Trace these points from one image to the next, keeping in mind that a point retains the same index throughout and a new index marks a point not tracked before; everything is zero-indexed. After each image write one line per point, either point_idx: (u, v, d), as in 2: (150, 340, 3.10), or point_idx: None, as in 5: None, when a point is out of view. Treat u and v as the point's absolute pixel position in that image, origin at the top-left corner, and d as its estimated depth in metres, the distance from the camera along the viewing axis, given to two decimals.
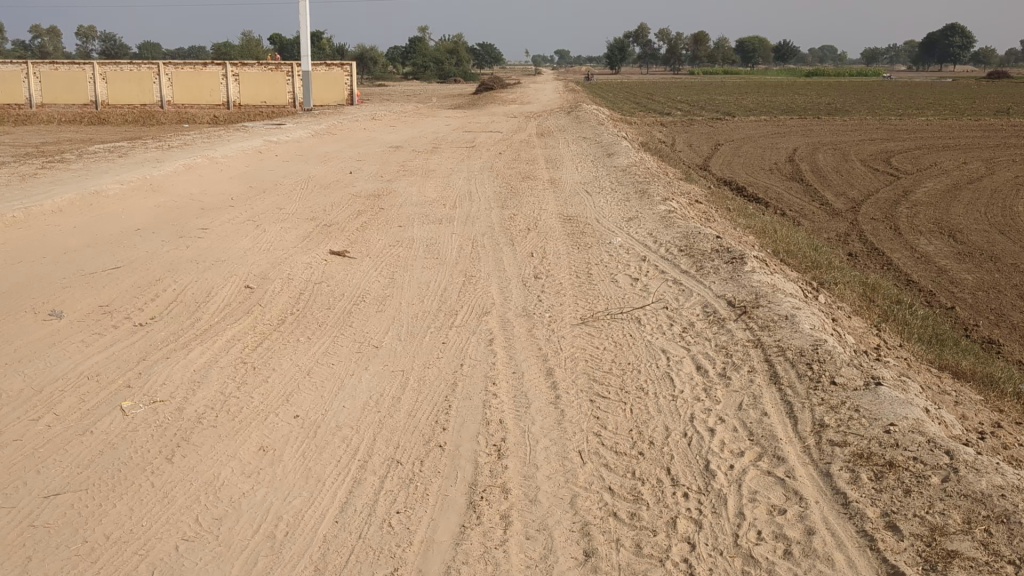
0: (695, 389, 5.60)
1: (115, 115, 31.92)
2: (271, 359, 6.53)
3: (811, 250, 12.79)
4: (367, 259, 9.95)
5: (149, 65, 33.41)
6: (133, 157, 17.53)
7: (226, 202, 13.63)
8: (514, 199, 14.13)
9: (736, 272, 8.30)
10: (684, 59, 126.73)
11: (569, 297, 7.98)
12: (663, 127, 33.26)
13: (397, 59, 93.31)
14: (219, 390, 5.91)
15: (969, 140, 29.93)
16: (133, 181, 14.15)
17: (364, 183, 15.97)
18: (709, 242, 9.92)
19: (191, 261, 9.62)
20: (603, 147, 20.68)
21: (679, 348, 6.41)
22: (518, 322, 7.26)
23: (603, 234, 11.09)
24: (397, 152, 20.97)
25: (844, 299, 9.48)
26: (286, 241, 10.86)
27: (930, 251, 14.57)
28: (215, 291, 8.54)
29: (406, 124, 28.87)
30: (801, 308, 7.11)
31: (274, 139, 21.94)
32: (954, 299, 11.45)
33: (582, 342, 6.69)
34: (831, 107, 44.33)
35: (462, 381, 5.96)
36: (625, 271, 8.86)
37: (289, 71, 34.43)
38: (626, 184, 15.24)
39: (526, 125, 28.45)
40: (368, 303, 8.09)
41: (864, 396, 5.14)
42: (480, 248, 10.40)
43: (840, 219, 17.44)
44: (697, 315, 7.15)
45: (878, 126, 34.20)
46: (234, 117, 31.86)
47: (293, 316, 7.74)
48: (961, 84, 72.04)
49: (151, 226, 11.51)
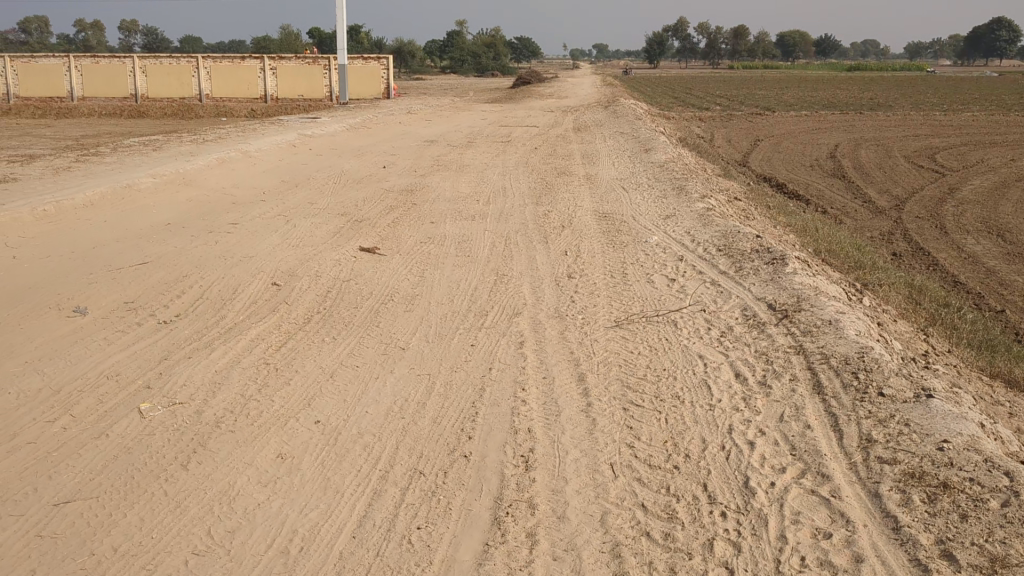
0: (733, 398, 5.33)
1: (153, 108, 32.05)
2: (295, 360, 6.34)
3: (853, 250, 12.44)
4: (398, 257, 9.77)
5: (188, 59, 33.56)
6: (168, 151, 17.50)
7: (258, 197, 13.50)
8: (549, 195, 13.90)
9: (777, 273, 8.00)
10: (723, 54, 125.57)
11: (603, 298, 7.73)
12: (702, 122, 32.82)
13: (435, 53, 93.39)
14: (239, 393, 5.74)
15: (1017, 137, 29.22)
16: (166, 175, 14.07)
17: (397, 178, 15.81)
18: (748, 241, 9.63)
19: (220, 257, 9.48)
20: (640, 142, 20.37)
21: (718, 354, 6.13)
22: (550, 324, 7.03)
23: (639, 232, 10.83)
24: (431, 146, 20.81)
25: (890, 302, 9.15)
26: (316, 237, 10.70)
27: (978, 252, 14.13)
28: (241, 289, 8.38)
29: (442, 118, 28.69)
30: (845, 312, 6.80)
31: (308, 133, 21.86)
32: (1004, 302, 11.05)
33: (616, 346, 6.44)
34: (873, 102, 43.60)
35: (490, 386, 5.74)
36: (662, 271, 8.59)
37: (326, 64, 34.41)
38: (664, 180, 14.93)
39: (562, 120, 28.17)
40: (397, 302, 7.89)
41: (914, 409, 4.85)
42: (513, 246, 10.18)
43: (884, 218, 17.01)
44: (736, 319, 6.86)
45: (922, 121, 33.53)
46: (271, 110, 31.86)
47: (320, 315, 7.56)
48: (1006, 79, 70.71)
49: (182, 221, 11.41)
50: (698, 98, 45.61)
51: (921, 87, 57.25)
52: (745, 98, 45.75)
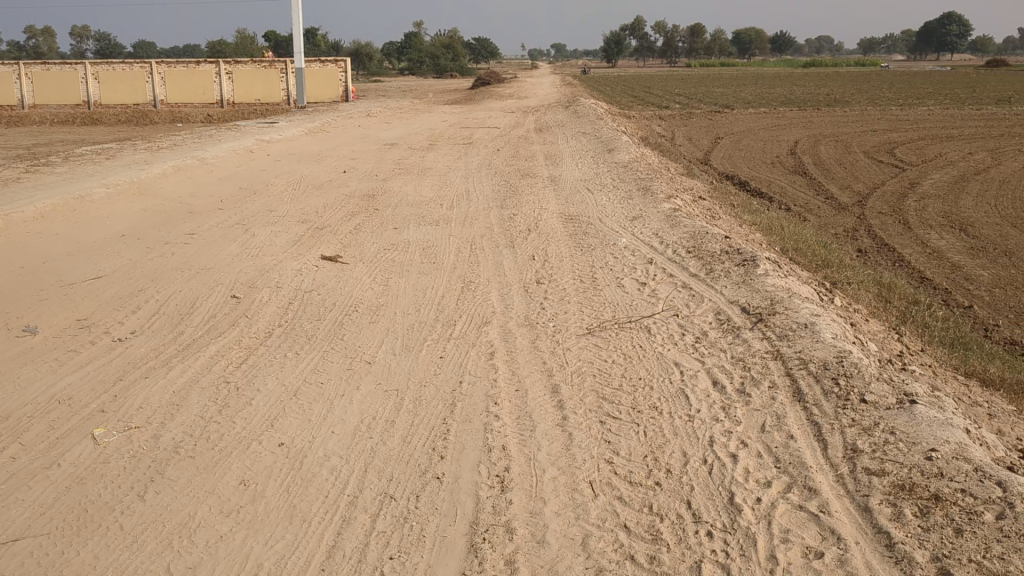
0: (712, 408, 5.18)
1: (107, 115, 31.46)
2: (257, 378, 6.10)
3: (820, 247, 12.38)
4: (361, 264, 9.54)
5: (141, 64, 33.02)
6: (122, 159, 17.12)
7: (216, 205, 13.20)
8: (513, 198, 13.71)
9: (749, 275, 7.87)
10: (680, 52, 126.24)
11: (573, 304, 7.55)
12: (663, 121, 32.81)
13: (393, 55, 92.99)
14: (199, 414, 5.49)
15: (974, 130, 29.52)
16: (119, 185, 13.73)
17: (358, 183, 15.55)
18: (717, 242, 9.51)
19: (177, 270, 9.20)
20: (602, 142, 20.26)
21: (694, 361, 5.98)
22: (521, 332, 6.85)
23: (606, 234, 10.68)
24: (392, 149, 20.55)
25: (861, 301, 9.07)
26: (276, 246, 10.43)
27: (942, 247, 14.15)
28: (199, 302, 8.12)
29: (402, 120, 28.41)
30: (820, 315, 6.68)
31: (266, 138, 21.48)
32: (971, 297, 11.04)
33: (589, 355, 6.27)
34: (831, 98, 43.92)
35: (461, 400, 5.54)
36: (632, 275, 8.44)
37: (283, 68, 33.94)
38: (628, 181, 14.83)
39: (523, 120, 28.02)
40: (361, 313, 7.66)
41: (898, 416, 4.72)
42: (478, 251, 9.98)
43: (847, 214, 17.03)
44: (710, 324, 6.72)
45: (879, 116, 33.80)
46: (228, 115, 31.39)
47: (282, 329, 7.33)
48: (959, 73, 71.72)
49: (136, 232, 11.10)
50: (656, 96, 45.73)
51: (876, 82, 57.77)
52: (703, 96, 45.91)
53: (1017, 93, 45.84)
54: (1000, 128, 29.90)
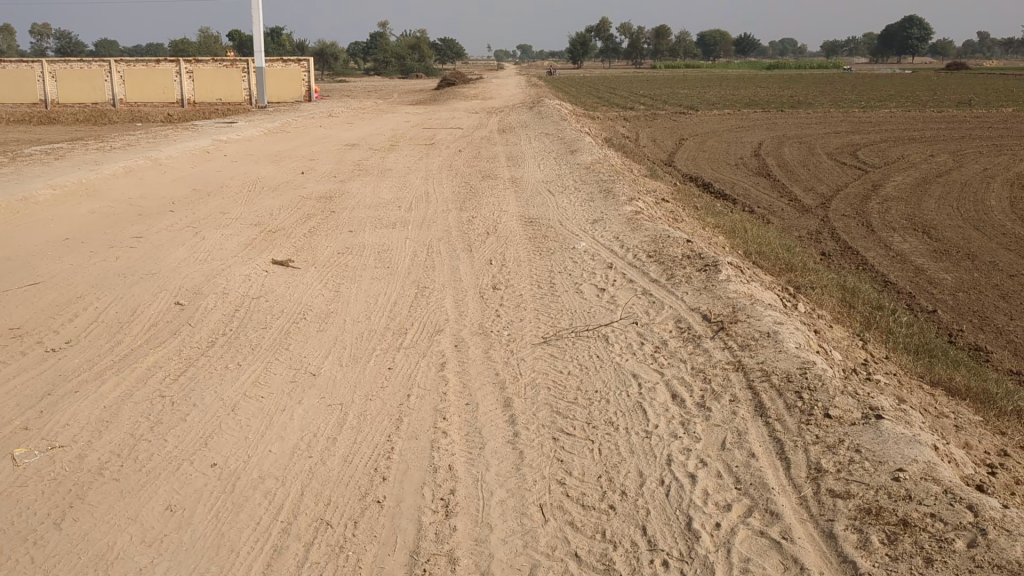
0: (670, 423, 4.93)
1: (64, 114, 30.80)
2: (194, 391, 5.78)
3: (784, 251, 12.24)
4: (312, 269, 9.24)
5: (100, 63, 32.41)
6: (72, 159, 16.66)
7: (166, 206, 12.81)
8: (474, 200, 13.45)
9: (711, 281, 7.66)
10: (646, 54, 126.68)
11: (530, 311, 7.29)
12: (627, 122, 32.70)
13: (359, 56, 92.53)
14: (129, 432, 5.16)
15: (936, 132, 29.66)
16: (67, 186, 13.30)
17: (315, 184, 15.21)
18: (678, 246, 9.30)
19: (120, 275, 8.83)
20: (565, 143, 20.07)
21: (653, 373, 5.74)
22: (474, 341, 6.58)
23: (566, 237, 10.44)
24: (352, 150, 20.20)
25: (824, 306, 8.91)
26: (226, 250, 10.09)
27: (905, 249, 14.07)
28: (141, 310, 7.76)
29: (364, 121, 28.04)
30: (784, 323, 6.48)
31: (223, 138, 21.05)
32: (935, 301, 10.93)
33: (544, 365, 6.01)
34: (794, 100, 44.07)
35: (409, 415, 5.26)
36: (591, 280, 8.21)
37: (244, 67, 33.42)
38: (590, 182, 14.60)
39: (487, 121, 27.78)
40: (309, 321, 7.35)
41: (863, 432, 4.50)
42: (435, 255, 9.70)
43: (810, 216, 16.93)
44: (670, 333, 6.48)
45: (842, 119, 33.88)
46: (187, 115, 30.87)
47: (225, 338, 7.01)
48: (921, 76, 72.27)
49: (82, 235, 10.72)
50: (621, 97, 45.75)
51: (839, 85, 58.09)
52: (669, 97, 45.91)
53: (979, 96, 46.29)
54: (961, 130, 30.06)
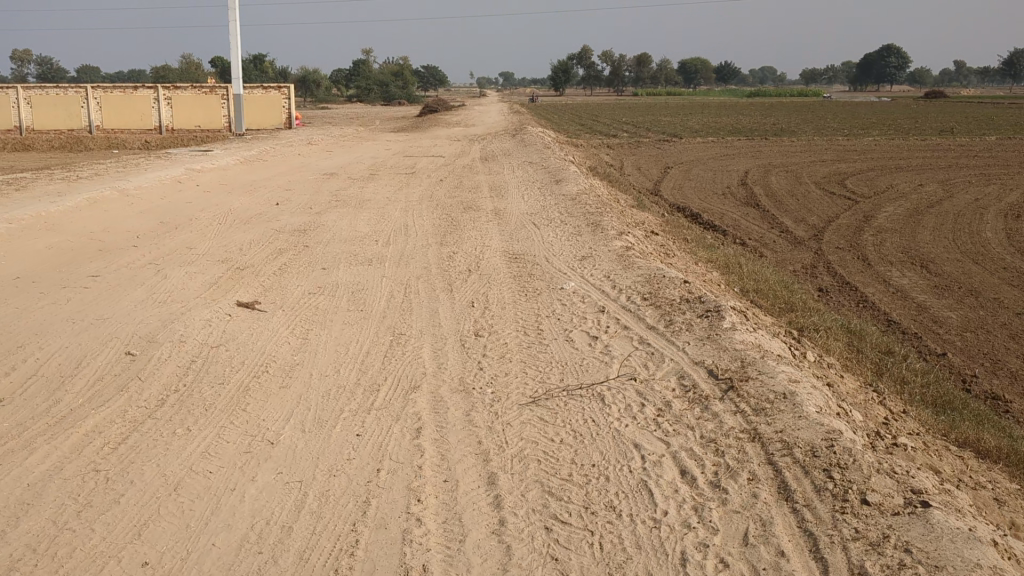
0: (681, 510, 4.28)
1: (39, 141, 29.98)
2: (133, 465, 5.04)
3: (781, 287, 11.62)
4: (279, 312, 8.51)
5: (76, 88, 31.68)
6: (35, 190, 15.89)
7: (130, 241, 12.08)
8: (455, 233, 12.78)
9: (714, 329, 7.01)
10: (627, 81, 127.20)
11: (516, 364, 6.60)
12: (611, 150, 32.22)
13: (341, 82, 92.24)
14: (50, 519, 4.44)
15: (924, 161, 29.24)
16: (26, 221, 12.57)
17: (290, 216, 14.52)
18: (675, 287, 8.64)
19: (68, 320, 8.08)
20: (550, 172, 19.46)
21: (657, 442, 5.06)
22: (455, 400, 5.88)
23: (553, 276, 9.77)
24: (330, 180, 19.51)
25: (831, 352, 8.27)
26: (189, 290, 9.38)
27: (905, 285, 13.49)
28: (87, 361, 7.02)
29: (343, 149, 27.37)
30: (799, 381, 5.82)
31: (197, 167, 20.31)
32: (943, 343, 10.32)
33: (533, 431, 5.31)
34: (777, 127, 43.82)
35: (378, 497, 4.56)
36: (582, 327, 7.53)
37: (223, 94, 32.78)
38: (576, 215, 13.94)
39: (470, 149, 27.18)
40: (271, 374, 6.62)
41: (912, 526, 3.89)
42: (412, 296, 9.01)
43: (803, 249, 16.36)
44: (673, 393, 5.80)
45: (827, 147, 33.52)
46: (164, 142, 30.12)
47: (176, 395, 6.27)
48: (903, 104, 72.18)
49: (36, 274, 9.98)
50: (604, 124, 45.34)
51: (822, 112, 58.03)
52: (650, 124, 45.66)
53: (962, 123, 46.20)
54: (950, 159, 29.65)
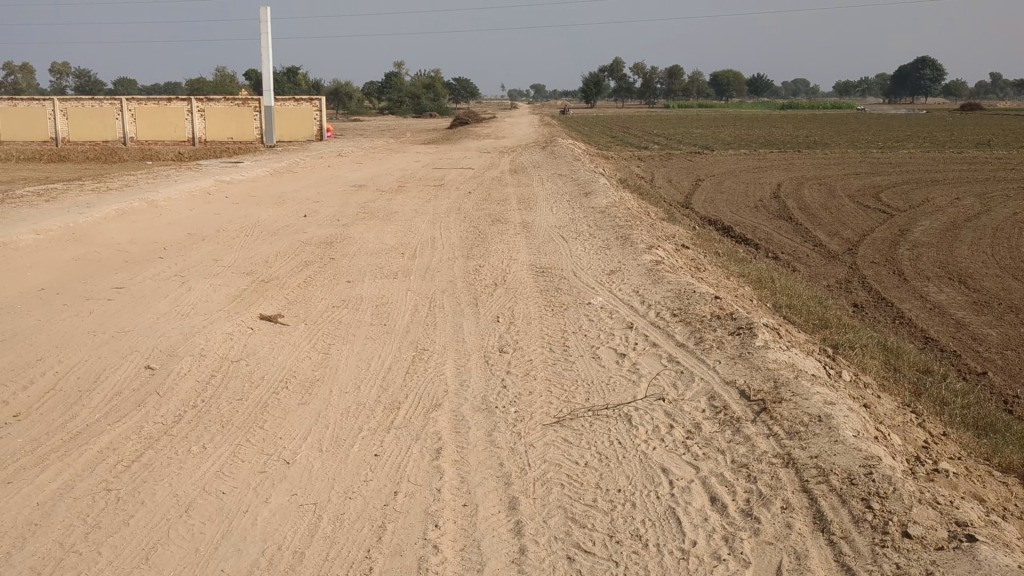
0: (710, 540, 4.09)
1: (74, 152, 30.23)
2: (145, 484, 4.90)
3: (815, 303, 11.37)
4: (301, 326, 8.38)
5: (110, 100, 31.97)
6: (65, 201, 15.92)
7: (157, 253, 12.04)
8: (482, 246, 12.64)
9: (746, 347, 6.79)
10: (659, 93, 126.85)
11: (540, 382, 6.42)
12: (641, 162, 31.98)
13: (373, 94, 92.68)
14: (57, 540, 4.31)
15: (960, 174, 28.74)
16: (55, 233, 12.57)
17: (317, 228, 14.44)
18: (705, 303, 8.42)
19: (89, 333, 8.00)
20: (579, 184, 19.28)
21: (685, 467, 4.86)
22: (477, 420, 5.70)
23: (580, 291, 9.58)
24: (359, 192, 19.44)
25: (866, 371, 8.01)
26: (212, 302, 9.28)
27: (943, 301, 13.17)
28: (106, 375, 6.91)
29: (373, 161, 27.35)
30: (835, 403, 5.59)
31: (226, 178, 20.33)
32: (983, 362, 10.01)
33: (557, 453, 5.13)
34: (810, 140, 43.37)
35: (394, 522, 4.39)
36: (609, 344, 7.33)
37: (255, 106, 32.95)
38: (605, 228, 13.74)
39: (499, 161, 27.08)
40: (291, 390, 6.46)
41: (957, 562, 3.67)
42: (436, 310, 8.86)
43: (837, 263, 16.06)
44: (702, 414, 5.59)
45: (861, 159, 33.08)
46: (196, 154, 30.28)
47: (194, 410, 6.13)
48: (937, 116, 71.34)
49: (61, 285, 9.93)
50: (635, 136, 45.14)
51: (856, 125, 57.42)
52: (681, 136, 45.36)
53: (998, 136, 45.51)
54: (986, 172, 29.13)
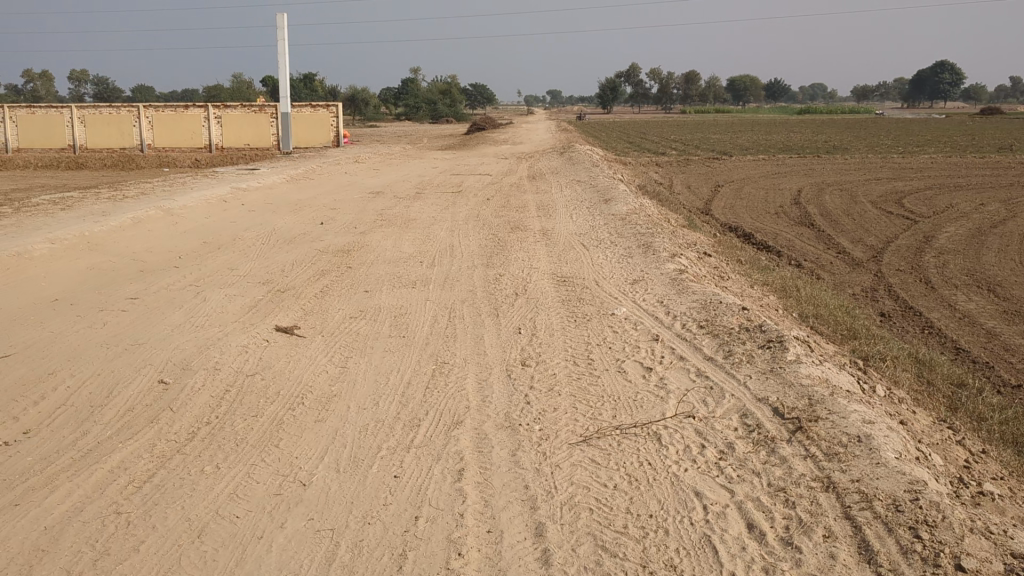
0: (750, 572, 3.87)
1: (93, 159, 30.23)
2: (157, 507, 4.72)
3: (842, 312, 11.11)
4: (318, 338, 8.20)
5: (128, 108, 31.98)
6: (81, 209, 15.80)
7: (173, 262, 11.91)
8: (501, 254, 12.44)
9: (778, 362, 6.56)
10: (675, 98, 126.44)
11: (565, 398, 6.20)
12: (660, 168, 31.72)
13: (390, 100, 92.74)
14: (64, 569, 4.14)
15: (984, 179, 28.35)
16: (71, 242, 12.45)
17: (334, 236, 14.28)
18: (732, 314, 8.19)
19: (102, 345, 7.84)
20: (598, 191, 19.06)
21: (720, 490, 4.63)
22: (500, 439, 5.49)
23: (603, 301, 9.36)
24: (377, 199, 19.30)
25: (899, 384, 7.76)
26: (228, 313, 9.12)
27: (972, 310, 12.88)
28: (119, 390, 6.74)
29: (390, 167, 27.21)
30: (874, 422, 5.36)
31: (242, 186, 20.21)
32: (1017, 374, 9.74)
33: (584, 475, 4.91)
34: (829, 144, 43.00)
35: (415, 550, 4.18)
36: (634, 357, 7.11)
37: (272, 112, 32.89)
38: (627, 236, 13.52)
39: (517, 167, 26.88)
40: (308, 407, 6.27)
41: None
42: (456, 321, 8.67)
43: (862, 271, 15.78)
44: (735, 433, 5.36)
45: (882, 164, 32.69)
46: (213, 161, 30.22)
47: (208, 428, 5.95)
48: (957, 120, 70.71)
49: (75, 296, 9.79)
50: (653, 142, 44.87)
51: (875, 130, 56.95)
52: (699, 142, 45.07)
53: (1020, 140, 45.02)
54: (1010, 178, 28.72)
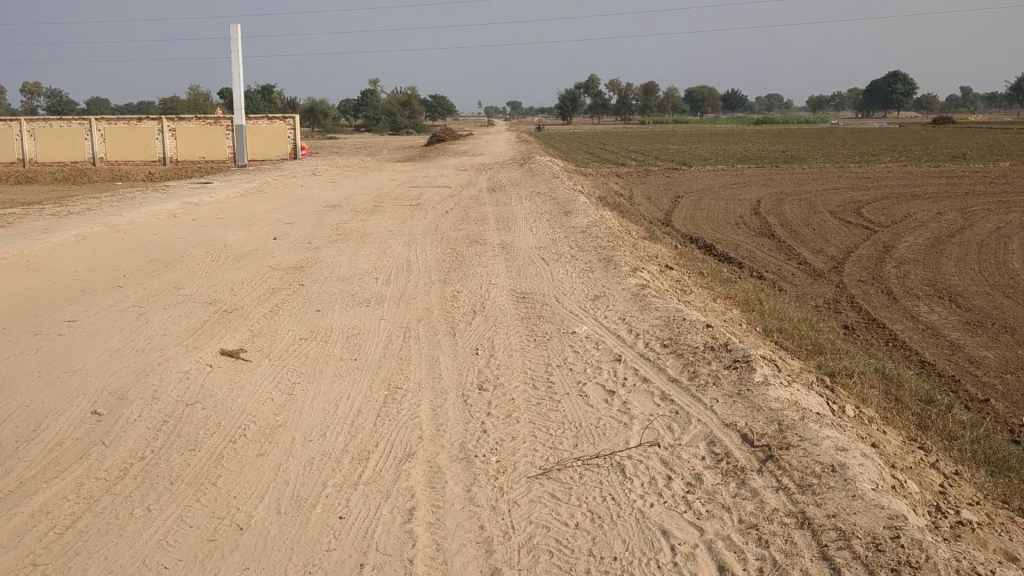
0: None
1: (41, 173, 29.50)
2: (78, 558, 4.32)
3: (806, 325, 10.92)
4: (264, 362, 7.81)
5: (79, 120, 31.28)
6: (24, 226, 15.26)
7: (118, 280, 11.48)
8: (459, 269, 12.14)
9: (744, 384, 6.29)
10: (634, 108, 127.08)
11: (524, 426, 5.87)
12: (620, 179, 31.57)
13: (349, 112, 92.25)
14: None
15: (941, 188, 28.46)
16: (11, 260, 11.97)
17: (287, 252, 13.90)
18: (695, 331, 7.93)
19: (33, 374, 7.38)
20: (558, 203, 18.82)
21: (689, 528, 4.33)
22: (454, 473, 5.14)
23: (563, 318, 9.06)
24: (332, 213, 18.90)
25: (867, 402, 7.51)
26: (171, 336, 8.72)
27: (935, 321, 12.75)
28: (47, 423, 6.30)
29: (348, 180, 26.80)
30: (848, 449, 5.09)
31: (193, 199, 19.74)
32: (983, 387, 9.57)
33: (543, 512, 4.59)
34: (788, 154, 43.18)
35: None
36: (596, 379, 6.80)
37: (228, 125, 32.35)
38: (587, 249, 13.25)
39: (477, 179, 26.62)
40: (250, 439, 5.88)
41: None
42: (411, 342, 8.32)
43: (823, 281, 15.66)
44: (703, 463, 5.07)
45: (840, 174, 32.81)
46: (167, 174, 29.61)
47: (142, 464, 5.54)
48: (909, 129, 71.49)
49: (10, 318, 9.33)
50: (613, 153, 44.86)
51: (828, 138, 57.65)
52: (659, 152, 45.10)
53: (974, 149, 45.54)
54: (966, 186, 28.89)
